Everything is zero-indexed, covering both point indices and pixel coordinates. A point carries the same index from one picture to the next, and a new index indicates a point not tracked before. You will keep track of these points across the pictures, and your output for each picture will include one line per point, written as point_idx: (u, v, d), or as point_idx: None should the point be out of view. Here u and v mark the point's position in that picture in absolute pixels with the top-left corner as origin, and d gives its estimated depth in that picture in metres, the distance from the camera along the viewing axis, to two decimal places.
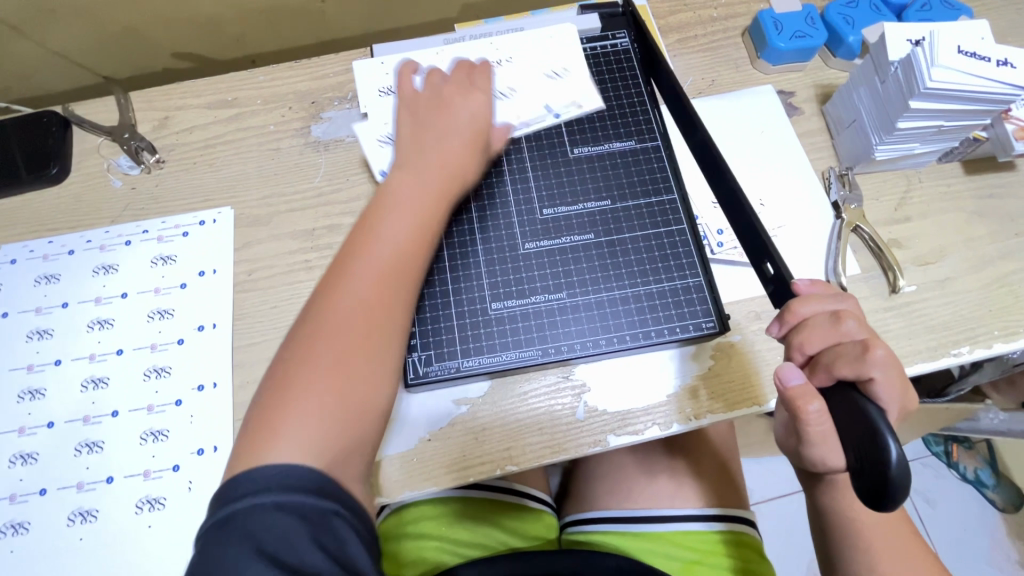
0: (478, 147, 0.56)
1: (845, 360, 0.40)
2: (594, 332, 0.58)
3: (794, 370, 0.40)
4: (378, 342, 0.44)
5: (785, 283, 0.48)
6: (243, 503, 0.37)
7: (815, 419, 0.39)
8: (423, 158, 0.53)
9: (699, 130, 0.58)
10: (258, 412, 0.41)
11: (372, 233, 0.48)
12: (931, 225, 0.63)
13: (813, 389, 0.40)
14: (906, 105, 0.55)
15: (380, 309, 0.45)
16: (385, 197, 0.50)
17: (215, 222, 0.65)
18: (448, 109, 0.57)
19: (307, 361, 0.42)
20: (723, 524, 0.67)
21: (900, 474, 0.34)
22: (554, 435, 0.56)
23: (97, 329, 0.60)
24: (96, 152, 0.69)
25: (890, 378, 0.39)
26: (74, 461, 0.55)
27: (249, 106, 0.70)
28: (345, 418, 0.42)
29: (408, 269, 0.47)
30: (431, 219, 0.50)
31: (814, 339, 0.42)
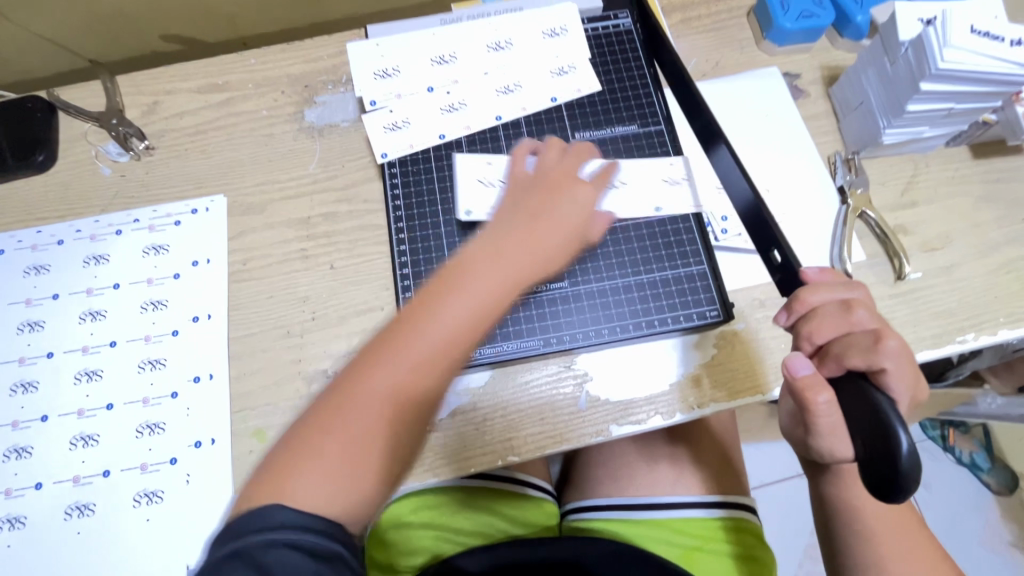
0: (574, 246, 0.52)
1: (857, 350, 0.39)
2: (596, 321, 0.58)
3: (803, 361, 0.39)
4: (405, 430, 0.43)
5: (794, 272, 0.49)
6: (256, 538, 0.36)
7: (822, 409, 0.39)
8: (541, 227, 0.50)
9: (704, 115, 0.57)
10: (279, 456, 0.41)
11: (435, 306, 0.45)
12: (938, 210, 0.62)
13: (823, 380, 0.39)
14: (916, 87, 0.54)
15: (419, 402, 0.43)
16: (458, 267, 0.47)
17: (208, 210, 0.64)
18: (575, 193, 0.53)
19: (336, 430, 0.41)
20: (723, 512, 0.67)
21: (910, 467, 0.34)
22: (556, 425, 0.55)
23: (89, 321, 0.59)
24: (84, 139, 0.67)
25: (900, 369, 0.39)
26: (70, 454, 0.55)
27: (241, 90, 0.68)
28: (368, 482, 0.41)
29: (457, 356, 0.45)
30: (489, 327, 0.46)
31: (825, 329, 0.40)
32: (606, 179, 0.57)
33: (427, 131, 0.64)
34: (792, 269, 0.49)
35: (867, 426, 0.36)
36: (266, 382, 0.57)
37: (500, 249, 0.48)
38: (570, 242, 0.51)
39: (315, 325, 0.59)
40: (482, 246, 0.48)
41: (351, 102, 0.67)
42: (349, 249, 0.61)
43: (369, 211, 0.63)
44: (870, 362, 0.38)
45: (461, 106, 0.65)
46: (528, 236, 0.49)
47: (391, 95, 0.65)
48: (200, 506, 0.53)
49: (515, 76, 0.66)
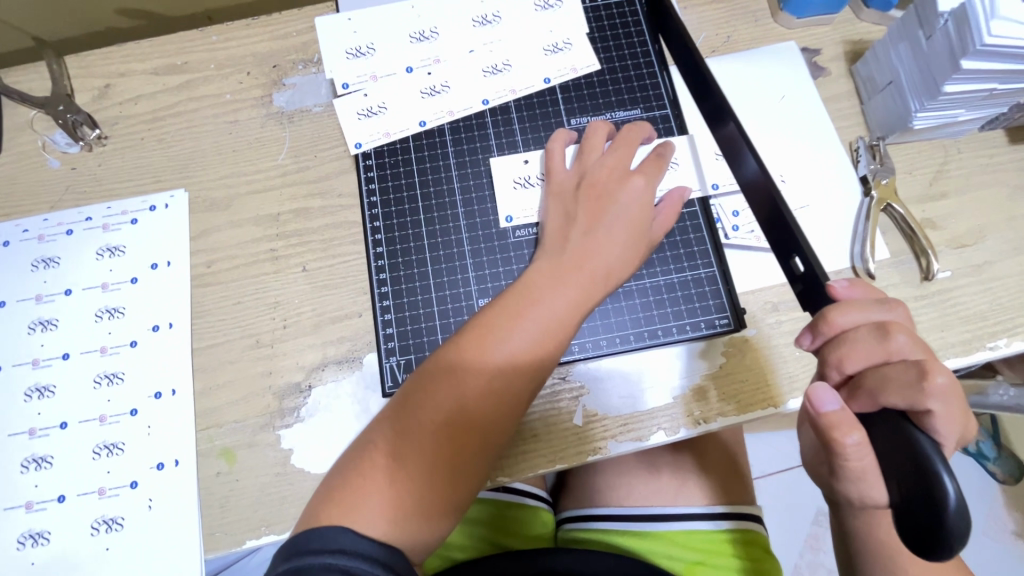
0: (633, 256, 0.49)
1: (897, 387, 0.35)
2: (594, 331, 0.53)
3: (831, 394, 0.36)
4: (465, 458, 0.42)
5: (818, 281, 0.43)
6: (315, 559, 0.36)
7: (853, 452, 0.35)
8: (586, 244, 0.48)
9: (716, 97, 0.50)
10: (343, 478, 0.42)
11: (500, 332, 0.45)
12: (969, 202, 0.56)
13: (854, 419, 0.35)
14: (956, 66, 0.47)
15: (485, 429, 0.43)
16: (523, 291, 0.47)
17: (167, 206, 0.58)
18: (623, 195, 0.50)
19: (395, 460, 0.41)
20: (731, 523, 0.63)
21: (958, 522, 0.31)
22: (551, 442, 0.51)
23: (40, 331, 0.54)
24: (29, 128, 0.60)
25: (950, 410, 0.34)
26: (21, 479, 0.50)
27: (201, 71, 0.62)
28: (435, 510, 0.41)
29: (515, 384, 0.44)
30: (553, 350, 0.46)
31: (857, 358, 0.37)
32: (657, 164, 0.52)
33: (406, 117, 0.58)
34: (815, 278, 0.43)
35: (906, 471, 0.33)
36: (233, 398, 0.52)
37: (563, 273, 0.47)
38: (629, 255, 0.49)
39: (287, 334, 0.54)
40: (544, 269, 0.48)
41: (323, 84, 0.60)
42: (322, 249, 0.56)
43: (344, 207, 0.57)
44: (912, 401, 0.35)
45: (445, 88, 0.59)
46: (590, 258, 0.48)
47: (364, 77, 0.59)
48: (164, 533, 0.49)
49: (504, 54, 0.59)
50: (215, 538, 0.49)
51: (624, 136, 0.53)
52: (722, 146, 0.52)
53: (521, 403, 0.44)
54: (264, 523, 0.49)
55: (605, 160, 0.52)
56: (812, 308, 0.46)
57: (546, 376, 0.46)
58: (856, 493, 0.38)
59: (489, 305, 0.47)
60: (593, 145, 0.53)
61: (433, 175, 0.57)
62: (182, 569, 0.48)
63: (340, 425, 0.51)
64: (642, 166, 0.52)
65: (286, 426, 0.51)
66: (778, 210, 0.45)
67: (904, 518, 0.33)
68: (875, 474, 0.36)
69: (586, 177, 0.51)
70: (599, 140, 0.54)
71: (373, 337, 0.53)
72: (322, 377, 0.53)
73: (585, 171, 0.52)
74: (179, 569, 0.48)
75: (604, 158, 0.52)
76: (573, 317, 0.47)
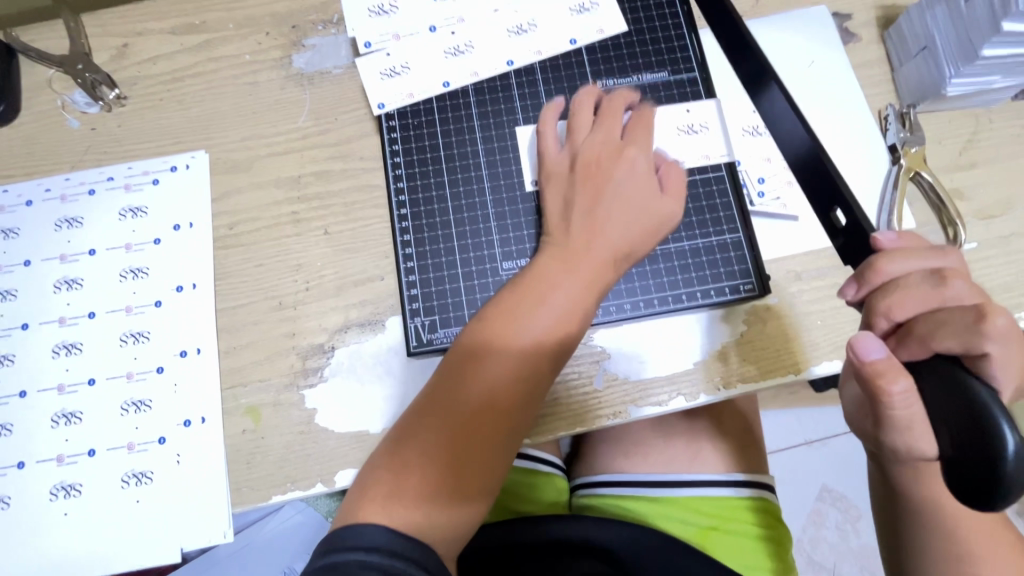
0: (647, 233, 0.49)
1: (953, 331, 0.36)
2: (618, 295, 0.53)
3: (875, 342, 0.36)
4: (487, 444, 0.43)
5: (862, 231, 0.44)
6: (351, 556, 0.37)
7: (900, 400, 0.36)
8: (598, 229, 0.48)
9: (775, 83, 0.47)
10: (370, 473, 0.43)
11: (500, 322, 0.45)
12: (1000, 173, 0.55)
13: (899, 365, 0.36)
14: (996, 29, 0.47)
15: (502, 406, 0.43)
16: (534, 279, 0.47)
17: (188, 167, 0.58)
18: (634, 175, 0.50)
19: (415, 451, 0.42)
20: (751, 491, 0.64)
21: (1016, 472, 0.31)
22: (571, 405, 0.51)
23: (65, 290, 0.55)
24: (48, 86, 0.60)
25: (1009, 351, 0.36)
26: (52, 433, 0.51)
27: (219, 31, 0.61)
28: (469, 488, 0.42)
29: (531, 368, 0.44)
30: (566, 326, 0.46)
31: (907, 304, 0.38)
32: (644, 130, 0.52)
33: (429, 77, 0.57)
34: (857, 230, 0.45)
35: (959, 423, 0.33)
36: (257, 358, 0.53)
37: (566, 257, 0.47)
38: (638, 227, 0.49)
39: (309, 296, 0.54)
40: (556, 255, 0.48)
41: (344, 46, 0.59)
42: (344, 211, 0.56)
43: (366, 169, 0.57)
44: (968, 344, 0.35)
45: (468, 49, 0.58)
46: (594, 237, 0.48)
47: (387, 36, 0.58)
48: (192, 487, 0.50)
49: (530, 14, 0.58)
50: (241, 493, 0.50)
51: (608, 109, 0.53)
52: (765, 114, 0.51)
53: (537, 375, 0.45)
54: (290, 479, 0.50)
55: (595, 138, 0.51)
56: (855, 259, 0.47)
57: (572, 349, 0.46)
58: (903, 443, 0.39)
59: (499, 294, 0.47)
60: (582, 122, 0.53)
61: (456, 137, 0.57)
62: (210, 523, 0.49)
63: (360, 386, 0.52)
64: (631, 136, 0.52)
65: (309, 386, 0.52)
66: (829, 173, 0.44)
67: (951, 468, 0.33)
68: (921, 424, 0.36)
69: (593, 157, 0.51)
70: (606, 118, 0.53)
71: (396, 299, 0.54)
72: (346, 339, 0.53)
73: (577, 154, 0.51)
74: (207, 524, 0.49)
75: (613, 138, 0.52)
76: (587, 300, 0.46)
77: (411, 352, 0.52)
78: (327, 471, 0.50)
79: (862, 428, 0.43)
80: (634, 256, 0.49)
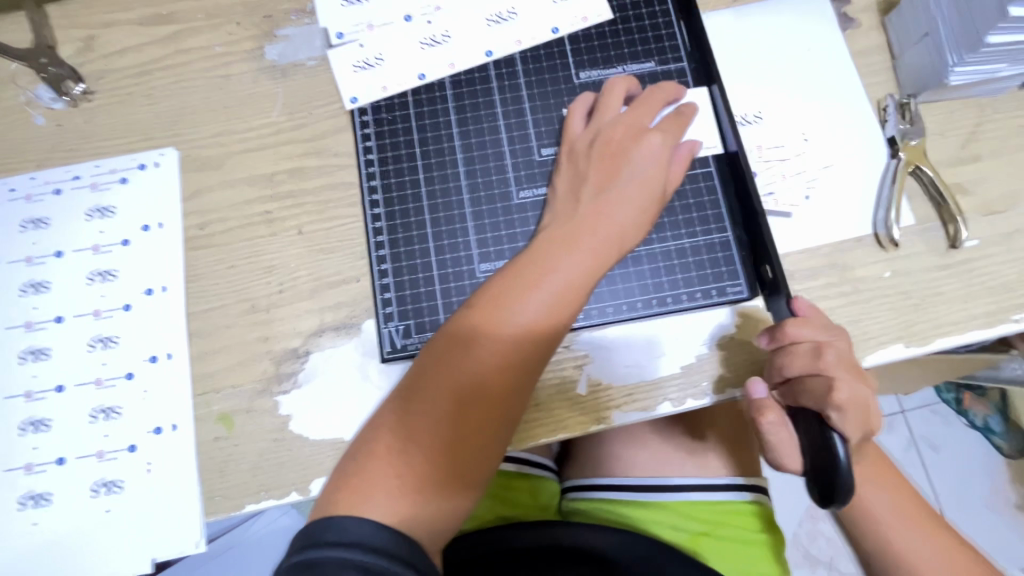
0: (648, 217, 0.47)
1: (813, 395, 0.44)
2: (601, 298, 0.51)
3: (762, 386, 0.46)
4: (480, 433, 0.41)
5: (780, 290, 0.47)
6: (330, 553, 0.36)
7: (771, 428, 0.46)
8: (599, 210, 0.46)
9: (717, 85, 0.52)
10: (359, 460, 0.41)
11: (509, 302, 0.43)
12: (1004, 166, 0.53)
13: (774, 404, 0.46)
14: (1003, 14, 0.43)
15: (497, 401, 0.42)
16: (533, 259, 0.45)
17: (157, 165, 0.56)
18: (638, 153, 0.47)
19: (407, 436, 0.41)
20: (743, 495, 0.62)
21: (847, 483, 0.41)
22: (553, 413, 0.49)
23: (32, 293, 0.53)
24: (12, 82, 0.58)
25: (849, 417, 0.43)
26: (20, 441, 0.50)
27: (189, 22, 0.58)
28: (455, 484, 0.41)
29: (529, 354, 0.43)
30: (564, 319, 0.44)
31: (794, 367, 0.44)
32: (677, 122, 0.49)
33: (404, 69, 0.55)
34: (781, 283, 0.47)
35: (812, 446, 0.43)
36: (230, 362, 0.51)
37: (576, 237, 0.45)
38: (646, 216, 0.47)
39: (283, 299, 0.52)
40: (557, 235, 0.46)
41: (317, 36, 0.57)
42: (318, 211, 0.54)
43: (340, 166, 0.54)
44: (822, 406, 0.43)
45: (445, 39, 0.55)
46: (604, 222, 0.45)
47: (360, 26, 0.56)
48: (164, 496, 0.49)
49: (510, 2, 0.55)
50: (215, 502, 0.49)
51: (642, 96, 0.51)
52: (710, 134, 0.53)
53: (534, 372, 0.43)
54: (264, 488, 0.49)
55: (620, 118, 0.49)
56: (774, 311, 0.49)
57: (565, 334, 0.44)
58: (774, 463, 0.48)
59: (496, 275, 0.45)
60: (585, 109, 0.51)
61: (433, 133, 0.54)
62: (182, 532, 0.48)
63: (341, 390, 0.50)
64: (661, 124, 0.49)
65: (284, 392, 0.50)
66: (755, 220, 0.49)
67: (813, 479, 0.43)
68: (788, 446, 0.46)
69: (599, 136, 0.49)
70: (612, 97, 0.51)
71: (370, 302, 0.52)
72: (320, 343, 0.51)
73: (599, 131, 0.49)
74: (179, 533, 0.48)
75: (616, 117, 0.50)
76: (587, 284, 0.44)
77: (384, 358, 0.50)
78: (302, 480, 0.49)
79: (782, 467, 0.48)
80: (635, 241, 0.47)
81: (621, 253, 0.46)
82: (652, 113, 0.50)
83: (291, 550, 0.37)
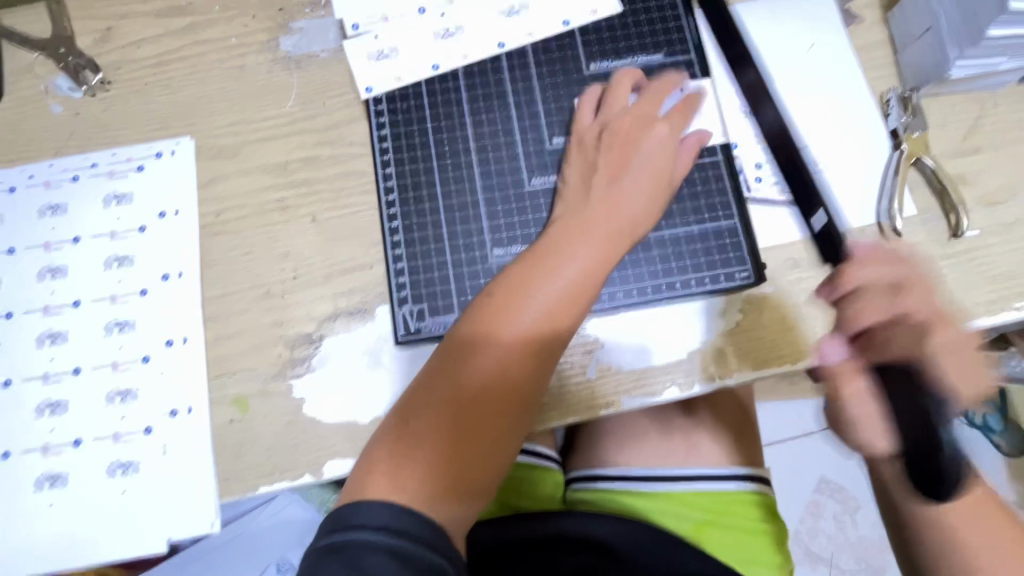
0: (659, 207, 0.49)
1: (908, 340, 0.44)
2: (610, 282, 0.52)
3: (839, 349, 0.47)
4: (502, 417, 0.43)
5: (834, 238, 0.50)
6: (357, 535, 0.37)
7: (856, 398, 0.45)
8: (613, 200, 0.48)
9: (752, 69, 0.53)
10: (382, 444, 0.42)
11: (527, 289, 0.44)
12: (1004, 158, 0.54)
13: (856, 367, 0.46)
14: (1004, 7, 0.45)
15: (515, 382, 0.43)
16: (548, 248, 0.46)
17: (173, 153, 0.56)
18: (647, 146, 0.49)
19: (430, 422, 0.42)
20: (747, 482, 0.63)
21: (936, 444, 0.42)
22: (563, 397, 0.50)
23: (49, 278, 0.54)
24: (29, 71, 0.59)
25: (954, 361, 0.45)
26: (37, 423, 0.51)
27: (205, 14, 0.59)
28: (478, 467, 0.42)
29: (547, 339, 0.44)
30: (580, 304, 0.45)
31: (868, 316, 0.45)
32: (680, 114, 0.52)
33: (417, 61, 0.56)
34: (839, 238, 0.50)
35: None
36: (245, 347, 0.52)
37: (590, 227, 0.47)
38: (655, 204, 0.49)
39: (297, 285, 0.53)
40: (572, 225, 0.47)
41: (331, 29, 0.58)
42: (332, 199, 0.55)
43: (354, 156, 0.55)
44: (911, 353, 0.44)
45: (458, 31, 0.56)
46: (615, 211, 0.47)
47: (374, 18, 0.57)
48: (179, 478, 0.50)
49: None
50: (230, 483, 0.49)
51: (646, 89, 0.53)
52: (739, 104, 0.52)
53: (550, 353, 0.44)
54: (278, 469, 0.49)
55: (628, 111, 0.51)
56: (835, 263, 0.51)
57: (581, 319, 0.46)
58: (857, 442, 0.46)
59: (512, 264, 0.46)
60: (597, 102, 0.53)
61: (446, 122, 0.55)
62: (197, 513, 0.49)
63: (350, 375, 0.51)
64: (666, 117, 0.52)
65: (297, 376, 0.51)
66: (797, 169, 0.52)
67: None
68: (876, 421, 0.44)
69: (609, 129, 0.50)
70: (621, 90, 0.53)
71: (384, 287, 0.53)
72: (334, 328, 0.52)
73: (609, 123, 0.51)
74: (194, 514, 0.49)
75: (624, 110, 0.51)
76: (602, 271, 0.46)
77: (398, 342, 0.51)
78: (315, 462, 0.49)
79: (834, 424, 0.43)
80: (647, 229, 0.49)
81: (633, 241, 0.48)
82: (658, 105, 0.52)
83: (318, 535, 0.39)
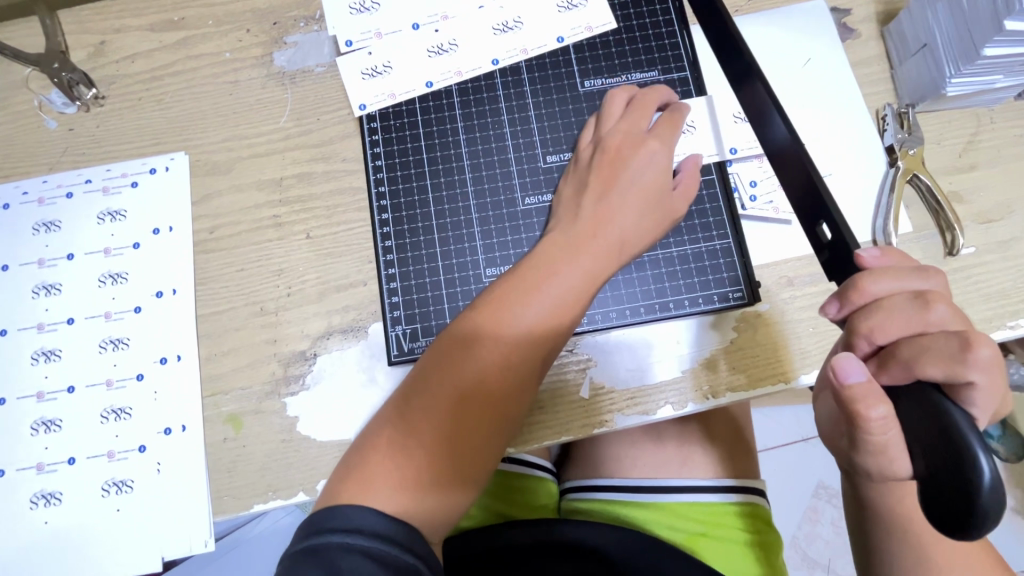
0: (653, 223, 0.48)
1: (937, 358, 0.33)
2: (604, 303, 0.52)
3: (856, 365, 0.34)
4: (482, 431, 0.42)
5: (847, 249, 0.41)
6: (334, 539, 0.37)
7: (877, 426, 0.34)
8: (602, 217, 0.47)
9: (761, 81, 0.46)
10: (362, 455, 0.42)
11: (513, 306, 0.44)
12: (1001, 175, 0.54)
13: (878, 391, 0.34)
14: (999, 27, 0.45)
15: (498, 402, 0.43)
16: (535, 263, 0.46)
17: (168, 169, 0.56)
18: (639, 160, 0.48)
19: (410, 432, 0.41)
20: (740, 496, 0.63)
21: (992, 501, 0.30)
22: (558, 415, 0.50)
23: (44, 295, 0.54)
24: (24, 86, 0.58)
25: (993, 384, 0.33)
26: (31, 441, 0.51)
27: (199, 28, 0.59)
28: (456, 480, 0.41)
29: (532, 357, 0.44)
30: (566, 323, 0.45)
31: (889, 328, 0.36)
32: (674, 123, 0.50)
33: (411, 77, 0.56)
34: (841, 246, 0.42)
35: (934, 445, 0.32)
36: (239, 364, 0.52)
37: (578, 243, 0.46)
38: (646, 223, 0.48)
39: (291, 302, 0.53)
40: (559, 240, 0.47)
41: (326, 43, 0.58)
42: (326, 216, 0.55)
43: (348, 172, 0.55)
44: (952, 373, 0.33)
45: (452, 47, 0.56)
46: (604, 229, 0.46)
47: (369, 33, 0.57)
48: (173, 496, 0.50)
49: (516, 11, 0.56)
50: (223, 502, 0.49)
51: (635, 98, 0.52)
52: (749, 109, 0.49)
53: (534, 372, 0.44)
54: (271, 488, 0.49)
55: (623, 126, 0.50)
56: (840, 276, 0.44)
57: (565, 339, 0.45)
58: (875, 467, 0.37)
59: (501, 278, 0.46)
60: (613, 112, 0.52)
61: (440, 140, 0.55)
62: (192, 532, 0.49)
63: (344, 394, 0.51)
64: (660, 129, 0.50)
65: (291, 394, 0.51)
66: (809, 176, 0.42)
67: (927, 492, 0.32)
68: (896, 448, 0.34)
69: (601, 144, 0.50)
70: (619, 105, 0.52)
71: (378, 306, 0.53)
72: (328, 346, 0.52)
73: (602, 139, 0.50)
74: (188, 533, 0.49)
75: (620, 123, 0.51)
76: (589, 289, 0.45)
77: (390, 361, 0.51)
78: (308, 480, 0.49)
79: (836, 445, 0.42)
80: (638, 248, 0.48)
81: (622, 261, 0.47)
82: (652, 119, 0.51)
83: (298, 536, 0.38)
